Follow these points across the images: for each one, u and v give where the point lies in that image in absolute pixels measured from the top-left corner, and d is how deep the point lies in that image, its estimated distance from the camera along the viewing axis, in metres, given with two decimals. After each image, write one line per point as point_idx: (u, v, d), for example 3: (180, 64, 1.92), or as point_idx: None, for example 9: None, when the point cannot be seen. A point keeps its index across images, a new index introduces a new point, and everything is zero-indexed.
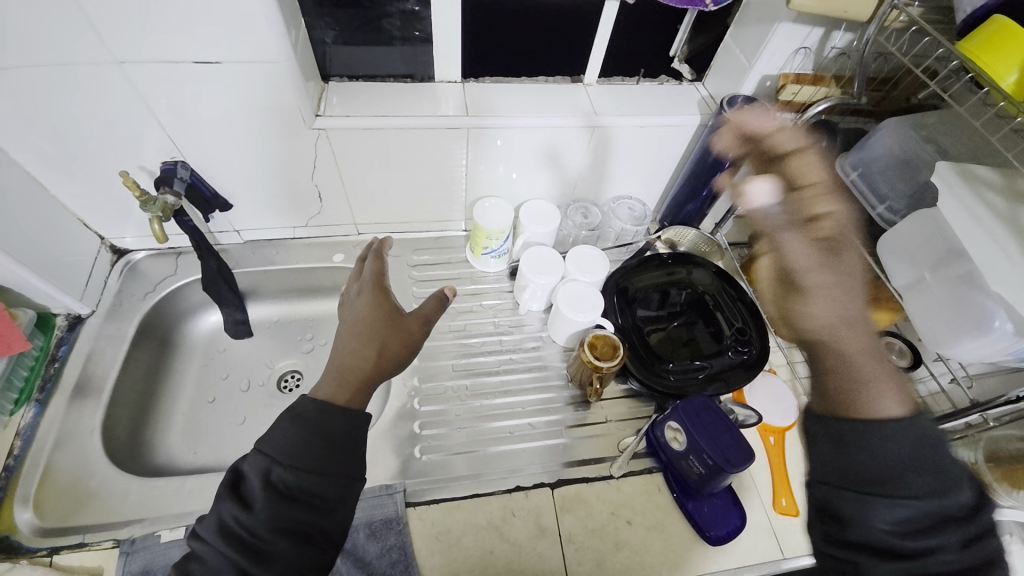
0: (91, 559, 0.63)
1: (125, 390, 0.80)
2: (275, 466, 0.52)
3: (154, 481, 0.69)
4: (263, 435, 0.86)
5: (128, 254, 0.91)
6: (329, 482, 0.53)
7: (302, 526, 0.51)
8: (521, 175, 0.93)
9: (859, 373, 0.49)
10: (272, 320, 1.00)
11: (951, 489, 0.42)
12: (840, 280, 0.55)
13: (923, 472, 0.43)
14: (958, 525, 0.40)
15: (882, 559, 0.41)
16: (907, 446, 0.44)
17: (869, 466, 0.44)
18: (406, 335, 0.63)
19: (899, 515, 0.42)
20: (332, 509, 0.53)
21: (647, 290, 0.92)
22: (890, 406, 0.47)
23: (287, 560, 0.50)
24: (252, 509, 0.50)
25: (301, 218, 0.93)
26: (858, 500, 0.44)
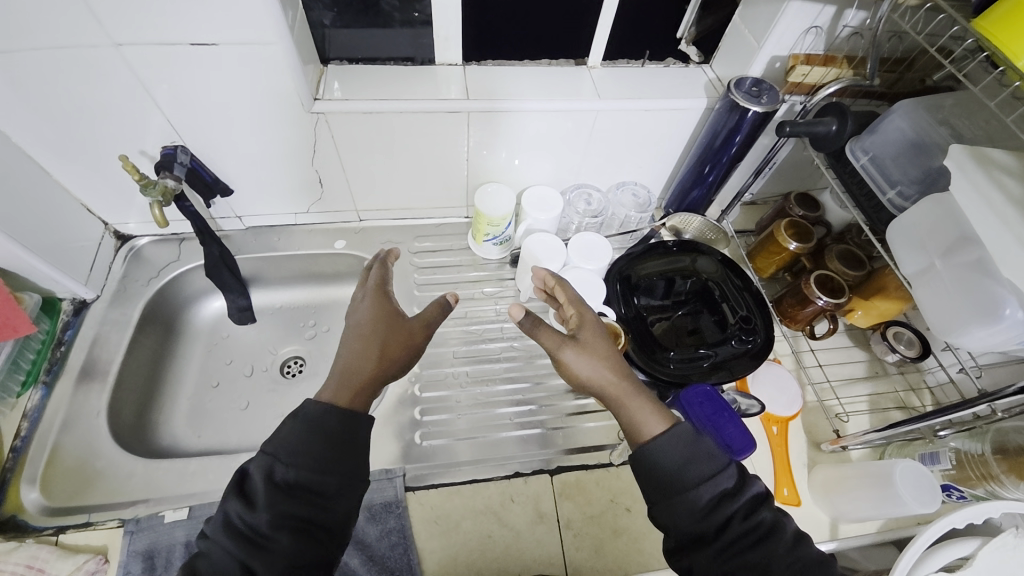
0: (96, 538, 0.64)
1: (129, 375, 0.81)
2: (277, 463, 0.52)
3: (159, 463, 0.70)
4: (266, 420, 0.86)
5: (132, 239, 0.91)
6: (332, 477, 0.53)
7: (303, 520, 0.51)
8: (523, 161, 0.92)
9: (632, 413, 0.60)
10: (275, 307, 1.00)
11: (719, 473, 0.54)
12: (602, 349, 0.65)
13: (694, 463, 0.54)
14: (734, 503, 0.53)
15: (699, 552, 0.52)
16: (676, 450, 0.55)
17: (658, 482, 0.55)
18: (407, 337, 0.65)
19: (696, 509, 0.53)
20: (334, 504, 0.53)
21: (651, 278, 0.91)
22: (654, 425, 0.59)
23: (289, 555, 0.49)
24: (256, 505, 0.50)
25: (302, 204, 0.93)
26: (667, 506, 0.54)
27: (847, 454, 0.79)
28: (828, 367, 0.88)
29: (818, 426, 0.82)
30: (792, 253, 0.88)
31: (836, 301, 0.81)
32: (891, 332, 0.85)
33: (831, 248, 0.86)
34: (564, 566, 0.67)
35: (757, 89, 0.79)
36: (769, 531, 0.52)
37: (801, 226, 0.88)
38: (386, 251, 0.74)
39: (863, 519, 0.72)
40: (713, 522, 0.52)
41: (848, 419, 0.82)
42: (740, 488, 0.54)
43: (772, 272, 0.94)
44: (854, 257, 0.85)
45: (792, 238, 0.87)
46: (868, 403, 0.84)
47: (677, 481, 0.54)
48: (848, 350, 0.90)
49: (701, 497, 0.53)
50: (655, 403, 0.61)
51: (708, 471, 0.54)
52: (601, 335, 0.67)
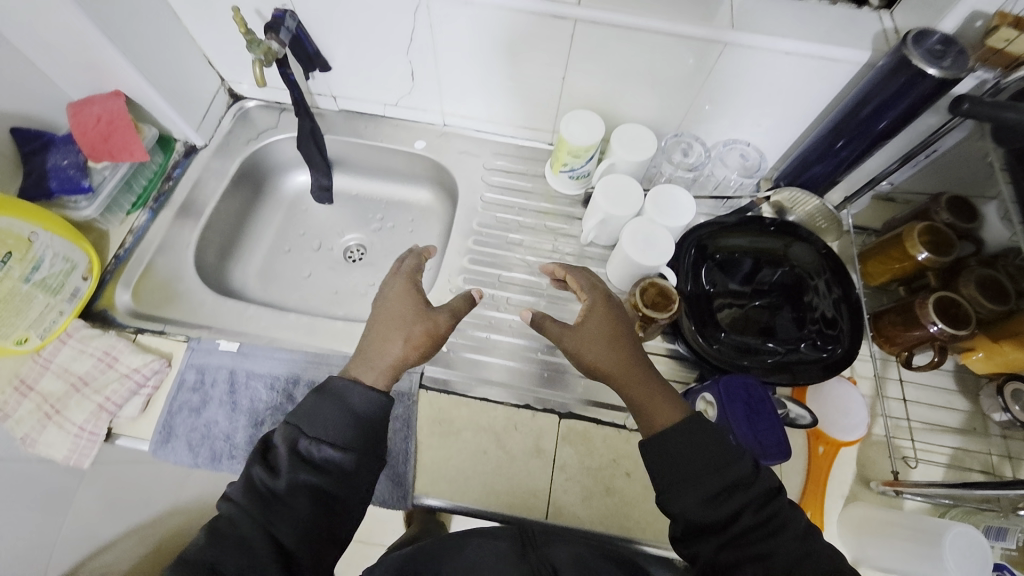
0: (165, 345, 0.74)
1: (218, 220, 0.90)
2: (302, 435, 0.54)
3: (224, 300, 0.79)
4: (321, 292, 0.94)
5: (242, 100, 0.98)
6: (351, 454, 0.54)
7: (323, 492, 0.52)
8: (622, 93, 0.83)
9: (645, 402, 0.58)
10: (351, 193, 1.05)
11: (735, 461, 0.51)
12: (612, 338, 0.62)
13: (709, 451, 0.52)
14: (746, 493, 0.49)
15: (705, 540, 0.49)
16: (689, 439, 0.53)
17: (667, 468, 0.52)
18: (432, 326, 0.63)
19: (705, 496, 0.50)
20: (351, 479, 0.54)
21: (734, 255, 0.81)
22: (662, 416, 0.57)
23: (306, 519, 0.51)
24: (277, 472, 0.52)
25: (393, 95, 0.93)
26: (674, 494, 0.51)
27: (900, 501, 0.68)
28: (912, 405, 0.75)
29: (876, 462, 0.71)
30: (917, 265, 0.73)
31: (954, 333, 0.67)
32: (1008, 387, 0.70)
33: (973, 270, 0.70)
34: (547, 503, 0.67)
35: (942, 48, 0.62)
36: (783, 525, 0.48)
37: (941, 234, 0.72)
38: (423, 247, 0.74)
39: (889, 571, 0.63)
40: (725, 509, 0.49)
41: (915, 465, 0.71)
42: (753, 479, 0.51)
43: (884, 281, 0.79)
44: (998, 287, 0.69)
45: (924, 247, 0.71)
46: (949, 457, 0.71)
47: (689, 464, 0.51)
48: (947, 393, 0.75)
49: (715, 480, 0.50)
50: (666, 393, 0.58)
51: (723, 456, 0.51)
52: (615, 323, 0.63)
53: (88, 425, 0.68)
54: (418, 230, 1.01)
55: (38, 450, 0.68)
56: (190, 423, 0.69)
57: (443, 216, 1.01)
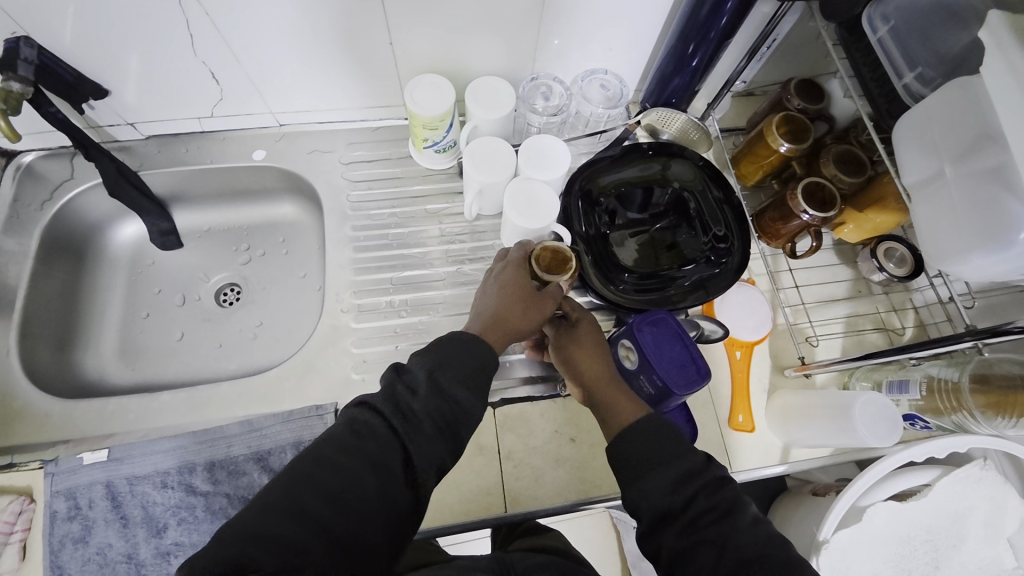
0: (18, 480, 0.62)
1: (40, 308, 0.75)
2: (440, 366, 0.49)
3: (76, 403, 0.66)
4: (205, 350, 0.83)
5: (15, 156, 0.79)
6: (475, 391, 0.49)
7: (445, 421, 0.47)
8: (461, 45, 0.75)
9: (608, 405, 0.57)
10: (201, 229, 0.90)
11: (687, 456, 0.50)
12: (593, 348, 0.63)
13: (664, 444, 0.51)
14: (698, 481, 0.49)
15: (665, 533, 0.48)
16: (648, 434, 0.52)
17: (629, 462, 0.52)
18: (541, 305, 0.61)
19: (661, 488, 0.49)
20: (471, 414, 0.49)
21: (617, 190, 0.79)
22: (624, 416, 0.55)
23: (429, 449, 0.46)
24: (417, 391, 0.48)
25: (205, 107, 0.79)
26: (633, 488, 0.50)
27: (812, 380, 0.74)
28: (806, 288, 0.79)
29: (786, 350, 0.76)
30: (782, 157, 0.75)
31: (824, 216, 0.69)
32: (881, 249, 0.76)
33: (829, 149, 0.73)
34: (503, 495, 0.65)
35: None
36: (734, 512, 0.47)
37: (796, 121, 0.74)
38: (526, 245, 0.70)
39: (816, 445, 0.69)
40: (679, 499, 0.48)
41: (818, 343, 0.76)
42: (706, 468, 0.50)
43: (758, 179, 0.81)
44: (853, 159, 0.72)
45: (783, 138, 0.73)
46: (844, 325, 0.78)
47: (646, 457, 0.51)
48: (832, 268, 0.81)
49: (669, 470, 0.50)
50: (632, 397, 0.57)
51: (675, 451, 0.51)
52: (596, 339, 0.64)
53: None
54: (293, 249, 0.90)
55: None
56: (81, 555, 0.58)
57: (317, 227, 0.90)
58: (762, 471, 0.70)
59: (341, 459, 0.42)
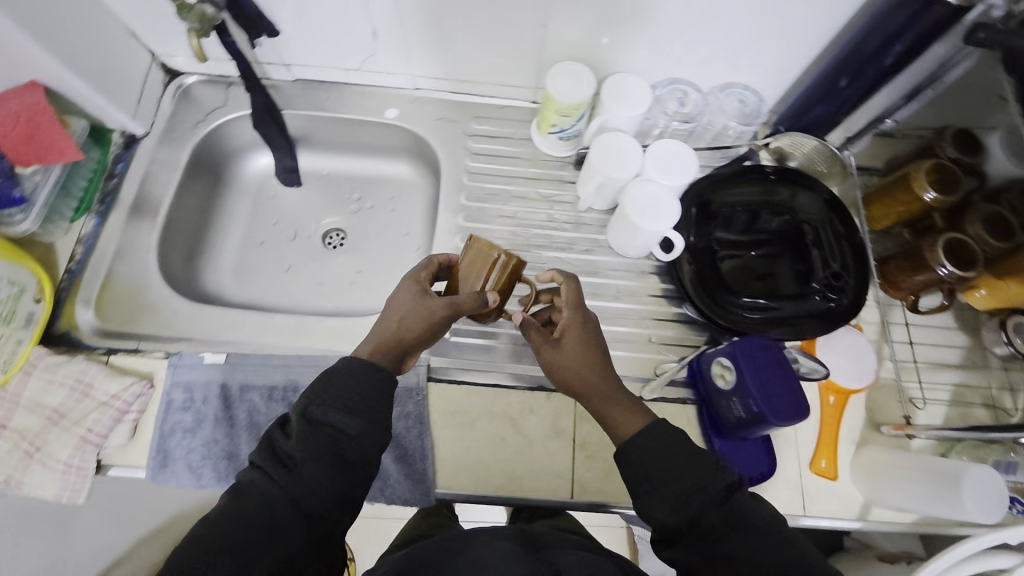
0: (144, 364, 0.68)
1: (178, 217, 0.82)
2: (311, 403, 0.53)
3: (201, 308, 0.73)
4: (307, 285, 0.88)
5: (179, 77, 0.86)
6: (358, 421, 0.53)
7: (331, 452, 0.52)
8: (610, 39, 0.75)
9: (606, 415, 0.58)
10: (320, 173, 0.96)
11: (700, 466, 0.52)
12: (572, 351, 0.60)
13: (669, 456, 0.53)
14: (711, 494, 0.51)
15: (680, 544, 0.51)
16: (655, 448, 0.54)
17: (643, 474, 0.53)
18: (426, 314, 0.59)
19: (675, 501, 0.51)
20: (359, 443, 0.53)
21: (733, 208, 0.77)
22: (627, 425, 0.57)
23: (321, 482, 0.51)
24: (287, 434, 0.53)
25: (354, 59, 0.83)
26: (647, 501, 0.53)
27: (907, 442, 0.71)
28: (917, 347, 0.75)
29: (885, 406, 0.72)
30: (923, 206, 0.71)
31: (961, 275, 0.66)
32: (1011, 322, 0.71)
33: (978, 208, 0.69)
34: (571, 482, 0.66)
35: None
36: (745, 523, 0.50)
37: (947, 172, 0.70)
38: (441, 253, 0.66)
39: (901, 508, 0.66)
40: (688, 516, 0.51)
41: (922, 406, 0.72)
42: (717, 479, 0.52)
43: (888, 225, 0.77)
44: (1003, 223, 0.68)
45: (931, 187, 0.69)
46: (951, 393, 0.73)
47: (657, 470, 0.53)
48: (948, 331, 0.76)
49: (677, 486, 0.52)
50: (633, 405, 0.58)
51: (687, 463, 0.53)
52: (580, 342, 0.61)
53: (74, 460, 0.62)
54: (400, 207, 0.94)
55: (25, 490, 0.62)
56: (187, 444, 0.64)
57: (426, 192, 0.94)
58: (837, 522, 0.67)
59: (236, 513, 0.49)
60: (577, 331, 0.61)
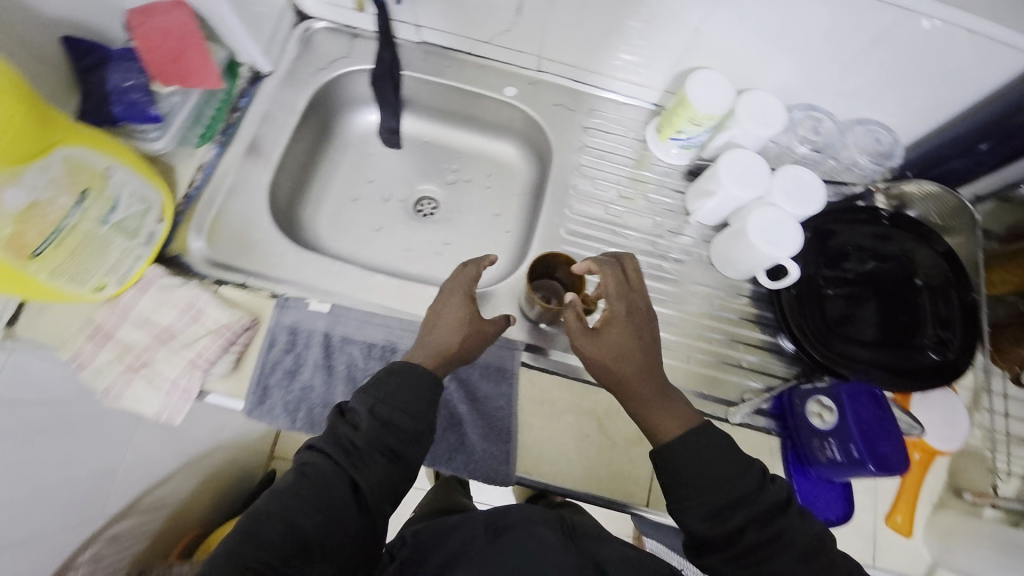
0: (250, 301, 0.69)
1: (288, 160, 0.83)
2: (377, 400, 0.55)
3: (308, 254, 0.74)
4: (395, 247, 0.89)
5: (309, 21, 0.86)
6: (418, 421, 0.55)
7: (392, 448, 0.54)
8: (756, 55, 0.74)
9: (646, 420, 0.59)
10: (421, 139, 0.95)
11: (744, 478, 0.53)
12: (618, 355, 0.59)
13: (706, 464, 0.54)
14: (750, 510, 0.52)
15: (714, 555, 0.52)
16: (693, 457, 0.54)
17: (683, 482, 0.54)
18: (481, 337, 0.63)
19: (711, 510, 0.52)
20: (417, 443, 0.56)
21: (844, 248, 0.76)
22: (671, 428, 0.57)
23: (382, 476, 0.53)
24: (355, 425, 0.55)
25: (486, 32, 0.82)
26: (682, 510, 0.54)
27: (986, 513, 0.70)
28: (1009, 420, 0.74)
29: (967, 472, 0.71)
30: None
31: None
32: None
33: None
34: (649, 490, 0.66)
35: None
36: (785, 539, 0.51)
37: None
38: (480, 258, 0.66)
39: None
40: (724, 528, 0.52)
41: (1008, 480, 0.71)
42: (759, 493, 0.53)
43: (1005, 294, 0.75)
44: None
45: None
46: None
47: (696, 478, 0.53)
48: None
49: (718, 494, 0.52)
50: (676, 409, 0.59)
51: (730, 474, 0.53)
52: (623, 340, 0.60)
53: (181, 382, 0.63)
54: (495, 187, 0.94)
55: (124, 403, 0.63)
56: (285, 386, 0.65)
57: (525, 176, 0.94)
58: None
59: (295, 490, 0.51)
60: (617, 329, 0.60)
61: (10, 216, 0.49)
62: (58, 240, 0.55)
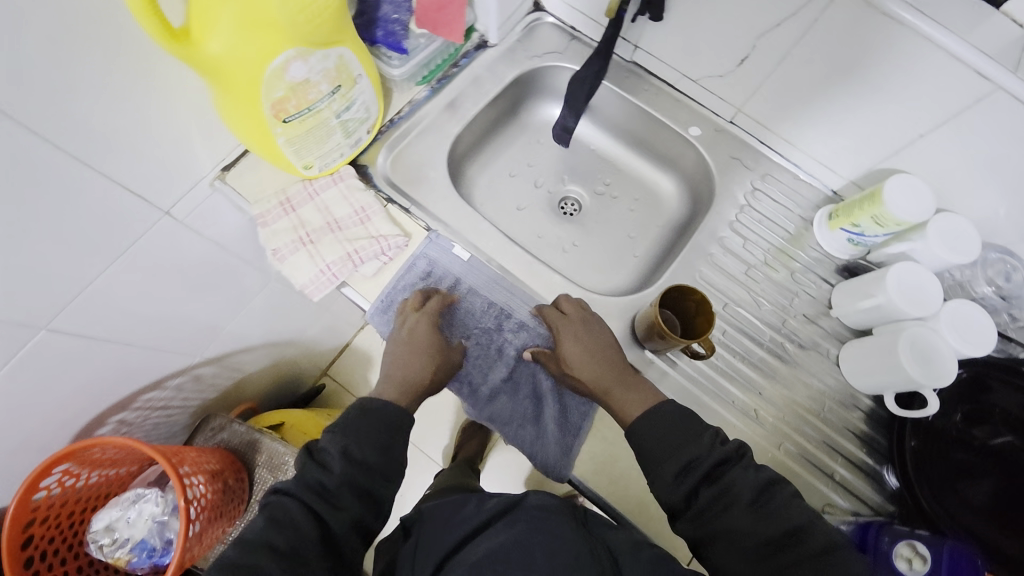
0: (407, 225, 0.78)
1: (476, 122, 0.92)
2: (350, 442, 0.60)
3: (465, 206, 0.81)
4: (529, 229, 0.94)
5: (541, 12, 0.95)
6: (388, 461, 0.61)
7: (363, 487, 0.59)
8: (971, 181, 0.71)
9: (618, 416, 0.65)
10: (589, 146, 1.01)
11: (695, 440, 0.57)
12: (576, 364, 0.68)
13: (661, 427, 0.58)
14: (696, 470, 0.55)
15: (680, 521, 0.54)
16: (653, 426, 0.59)
17: (646, 448, 0.58)
18: (447, 363, 0.72)
19: (671, 472, 0.55)
20: (387, 482, 0.61)
21: (989, 407, 0.69)
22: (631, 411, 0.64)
23: (354, 514, 0.57)
24: (327, 468, 0.58)
25: (698, 72, 0.85)
26: (650, 478, 0.57)
27: None
28: None
29: None
30: None
31: None
32: None
33: None
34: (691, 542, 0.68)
35: None
36: (732, 498, 0.52)
37: None
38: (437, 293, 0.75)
39: None
40: (682, 491, 0.55)
41: None
42: (708, 453, 0.55)
43: None
44: None
45: None
46: None
47: (658, 445, 0.58)
48: None
49: (677, 456, 0.56)
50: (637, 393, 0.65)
51: (684, 436, 0.57)
52: (574, 342, 0.69)
53: (333, 267, 0.74)
54: (638, 211, 0.97)
55: (285, 265, 0.75)
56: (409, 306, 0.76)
57: (671, 212, 0.96)
58: None
59: (268, 540, 0.52)
60: (563, 335, 0.70)
61: (288, 84, 0.59)
62: (305, 117, 0.64)
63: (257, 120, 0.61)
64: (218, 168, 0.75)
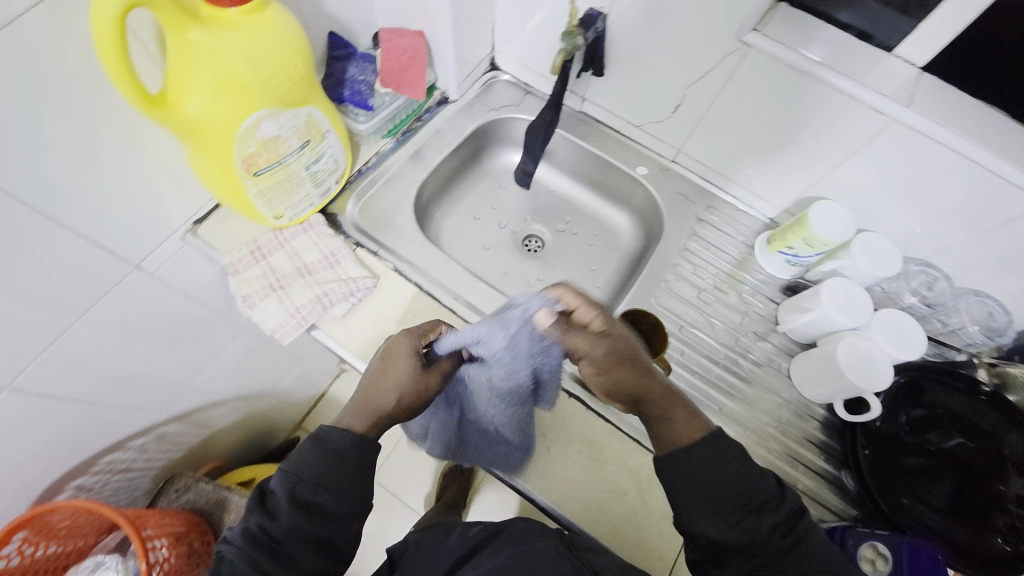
0: (376, 266, 0.81)
1: (441, 169, 0.98)
2: (299, 482, 0.56)
3: (432, 247, 0.86)
4: (496, 267, 0.99)
5: (497, 71, 1.04)
6: (344, 502, 0.56)
7: (315, 534, 0.54)
8: (884, 203, 0.79)
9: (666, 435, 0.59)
10: (548, 187, 1.08)
11: (756, 484, 0.55)
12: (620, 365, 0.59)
13: (721, 470, 0.55)
14: (762, 519, 0.53)
15: (731, 564, 0.53)
16: (711, 465, 0.55)
17: (699, 489, 0.54)
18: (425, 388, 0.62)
19: (726, 515, 0.53)
20: (345, 526, 0.57)
21: (931, 408, 0.74)
22: (687, 432, 0.58)
23: (307, 563, 0.54)
24: (274, 516, 0.54)
25: (640, 119, 0.95)
26: (695, 516, 0.54)
27: None
28: None
29: None
30: None
31: None
32: None
33: None
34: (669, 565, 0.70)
35: None
36: (803, 548, 0.52)
37: None
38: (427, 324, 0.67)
39: None
40: (739, 536, 0.53)
41: None
42: (776, 503, 0.54)
43: None
44: None
45: None
46: None
47: (716, 487, 0.54)
48: None
49: (736, 500, 0.54)
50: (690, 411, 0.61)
51: (746, 478, 0.55)
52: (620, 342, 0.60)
53: (303, 310, 0.75)
54: (597, 245, 1.03)
55: (255, 312, 0.76)
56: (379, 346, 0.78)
57: (628, 244, 1.02)
58: None
59: None
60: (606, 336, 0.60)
61: (259, 141, 0.64)
62: (276, 170, 0.69)
63: (229, 174, 0.65)
64: (190, 221, 0.78)
